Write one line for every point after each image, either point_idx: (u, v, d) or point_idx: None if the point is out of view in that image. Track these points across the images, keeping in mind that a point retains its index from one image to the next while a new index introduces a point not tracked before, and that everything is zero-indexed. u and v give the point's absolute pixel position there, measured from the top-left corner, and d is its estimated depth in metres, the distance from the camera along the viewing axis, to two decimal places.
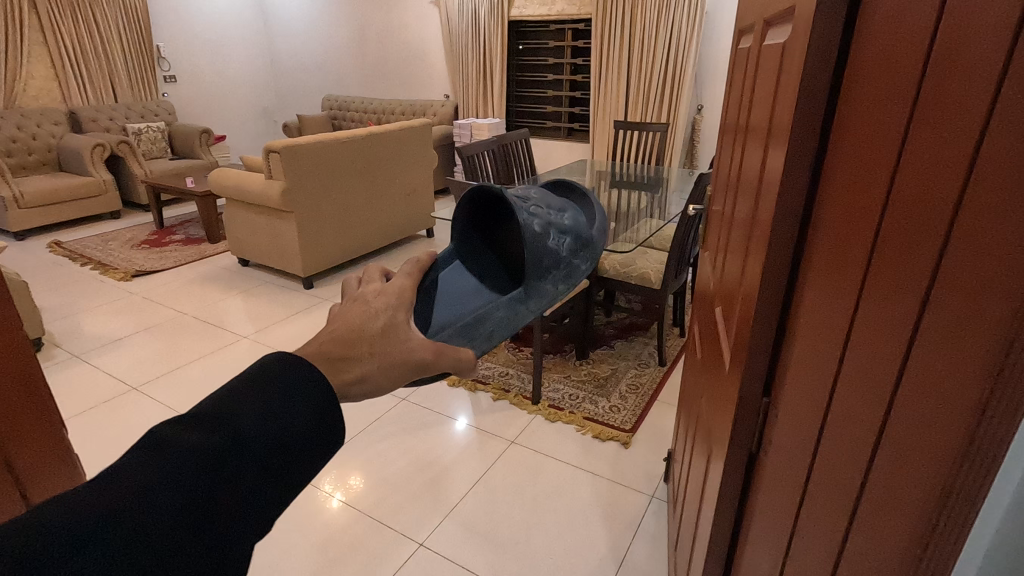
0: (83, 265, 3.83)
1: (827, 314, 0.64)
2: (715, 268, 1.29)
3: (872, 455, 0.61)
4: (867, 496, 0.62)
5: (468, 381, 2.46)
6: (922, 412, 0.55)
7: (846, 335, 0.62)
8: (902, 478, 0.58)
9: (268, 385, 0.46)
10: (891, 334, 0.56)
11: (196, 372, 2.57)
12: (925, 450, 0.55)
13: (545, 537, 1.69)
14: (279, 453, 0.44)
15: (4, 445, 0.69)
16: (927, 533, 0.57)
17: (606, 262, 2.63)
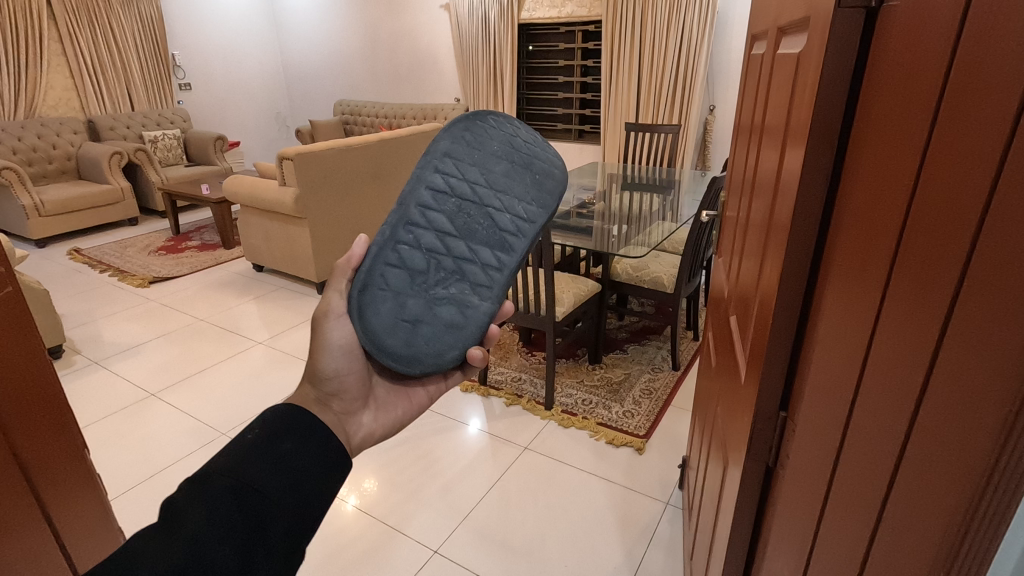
0: (101, 272, 3.89)
1: (850, 326, 0.64)
2: (730, 274, 1.29)
3: (893, 475, 0.59)
4: (887, 516, 0.60)
5: (480, 387, 2.46)
6: (940, 438, 0.53)
7: (865, 353, 0.62)
8: (921, 501, 0.56)
9: (278, 437, 0.64)
10: (913, 351, 0.55)
11: (212, 378, 2.60)
12: (944, 481, 0.53)
13: (559, 545, 1.68)
14: (287, 487, 0.61)
15: (60, 527, 0.72)
16: (948, 563, 0.55)
17: (618, 266, 2.62)
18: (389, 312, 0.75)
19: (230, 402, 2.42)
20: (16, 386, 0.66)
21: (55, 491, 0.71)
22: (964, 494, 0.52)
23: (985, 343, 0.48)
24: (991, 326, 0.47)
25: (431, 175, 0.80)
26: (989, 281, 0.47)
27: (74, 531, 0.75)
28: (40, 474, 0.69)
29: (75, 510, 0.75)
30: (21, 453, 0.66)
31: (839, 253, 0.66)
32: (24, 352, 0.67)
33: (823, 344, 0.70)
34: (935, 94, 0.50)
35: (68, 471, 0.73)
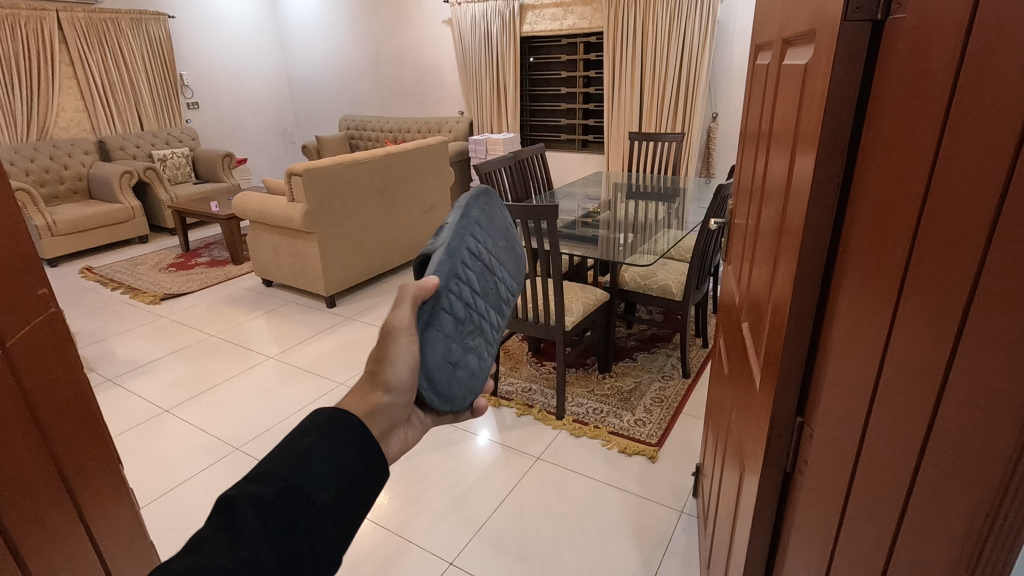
0: (114, 290, 3.94)
1: (864, 333, 0.65)
2: (740, 280, 1.30)
3: (912, 479, 0.60)
4: (909, 520, 0.61)
5: (491, 398, 2.46)
6: (959, 446, 0.54)
7: (881, 359, 0.62)
8: (942, 504, 0.56)
9: (324, 439, 0.58)
10: (927, 358, 0.56)
11: (225, 393, 2.62)
12: (967, 481, 0.54)
13: (574, 555, 1.68)
14: (323, 492, 0.56)
15: (113, 562, 0.75)
16: (972, 561, 0.55)
17: (626, 275, 2.63)
18: (439, 360, 0.71)
19: (244, 417, 2.43)
20: (64, 420, 0.67)
21: (96, 516, 0.72)
22: (982, 501, 0.52)
23: (1003, 343, 0.49)
24: (1007, 333, 0.48)
25: (468, 239, 0.77)
26: (1002, 290, 0.48)
27: (113, 552, 0.75)
28: (85, 501, 0.70)
29: (113, 541, 0.75)
30: (69, 481, 0.67)
31: (852, 260, 0.67)
32: (57, 383, 0.66)
33: (837, 350, 0.71)
34: (944, 100, 0.51)
35: (113, 503, 0.76)
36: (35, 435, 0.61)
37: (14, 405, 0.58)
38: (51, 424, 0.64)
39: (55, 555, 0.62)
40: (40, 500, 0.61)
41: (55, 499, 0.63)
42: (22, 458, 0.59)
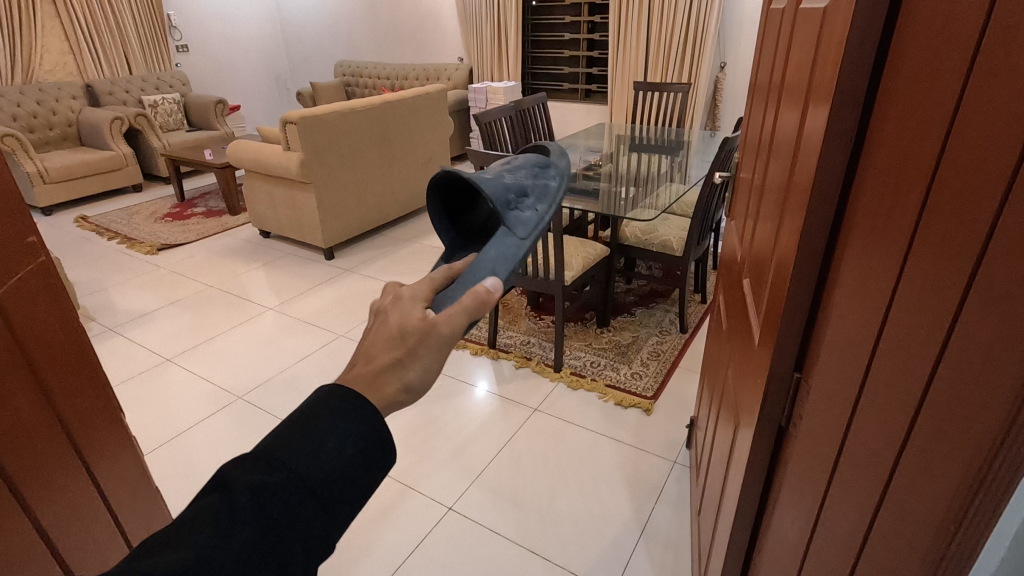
0: (110, 239, 3.91)
1: (868, 290, 0.64)
2: (743, 236, 1.28)
3: (907, 435, 0.60)
4: (900, 473, 0.62)
5: (490, 350, 2.49)
6: (956, 407, 0.54)
7: (884, 317, 0.62)
8: (935, 458, 0.57)
9: (334, 417, 0.53)
10: (931, 317, 0.56)
11: (225, 344, 2.64)
12: (963, 437, 0.54)
13: (570, 502, 1.73)
14: (324, 478, 0.51)
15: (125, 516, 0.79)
16: (959, 514, 0.56)
17: (627, 230, 2.60)
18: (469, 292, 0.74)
19: (245, 368, 2.45)
20: (72, 390, 0.69)
21: (97, 458, 0.73)
22: (975, 457, 0.53)
23: (1010, 302, 0.48)
24: (1014, 291, 0.47)
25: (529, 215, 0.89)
26: (1013, 248, 0.47)
27: (117, 495, 0.77)
28: (86, 444, 0.70)
29: (125, 498, 0.79)
30: (68, 425, 0.67)
31: (861, 216, 0.66)
32: (51, 328, 0.65)
33: (840, 309, 0.70)
34: (970, 49, 0.49)
35: (125, 463, 0.80)
36: (30, 377, 0.61)
37: (18, 373, 0.59)
38: (47, 369, 0.64)
39: (56, 496, 0.63)
40: (39, 444, 0.61)
41: (63, 461, 0.65)
42: (19, 400, 0.59)
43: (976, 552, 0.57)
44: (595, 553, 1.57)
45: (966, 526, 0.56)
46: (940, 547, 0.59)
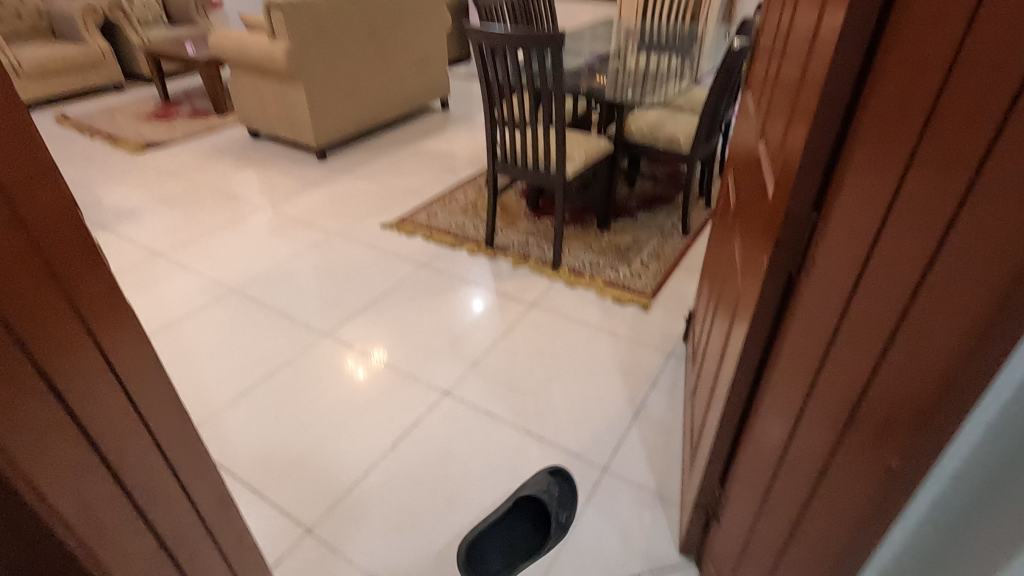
0: (92, 138, 3.76)
1: (906, 106, 0.61)
2: (758, 103, 1.21)
3: (935, 252, 0.60)
4: (924, 293, 0.62)
5: (488, 249, 2.44)
6: (996, 214, 0.53)
7: (921, 132, 0.59)
8: (963, 270, 0.57)
9: None
10: (977, 120, 0.53)
11: (217, 240, 2.58)
12: (999, 243, 0.53)
13: (566, 387, 1.75)
14: None
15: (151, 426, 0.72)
16: (985, 325, 0.56)
17: (632, 126, 2.48)
18: None
19: (238, 263, 2.41)
20: (85, 274, 0.60)
21: (108, 335, 0.64)
22: (1010, 263, 0.52)
23: None
24: None
25: None
26: None
27: (142, 395, 0.70)
28: (93, 322, 0.61)
29: (152, 401, 0.72)
30: (83, 314, 0.60)
31: (906, 27, 0.61)
32: (45, 184, 0.54)
33: (869, 141, 0.68)
34: None
35: (150, 363, 0.72)
36: (31, 253, 0.53)
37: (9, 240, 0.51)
38: (43, 235, 0.54)
39: (62, 378, 0.57)
40: (28, 325, 0.53)
41: (67, 344, 0.58)
42: (16, 274, 0.51)
43: (999, 365, 0.57)
44: (589, 434, 1.60)
45: (990, 337, 0.56)
46: (957, 363, 0.59)
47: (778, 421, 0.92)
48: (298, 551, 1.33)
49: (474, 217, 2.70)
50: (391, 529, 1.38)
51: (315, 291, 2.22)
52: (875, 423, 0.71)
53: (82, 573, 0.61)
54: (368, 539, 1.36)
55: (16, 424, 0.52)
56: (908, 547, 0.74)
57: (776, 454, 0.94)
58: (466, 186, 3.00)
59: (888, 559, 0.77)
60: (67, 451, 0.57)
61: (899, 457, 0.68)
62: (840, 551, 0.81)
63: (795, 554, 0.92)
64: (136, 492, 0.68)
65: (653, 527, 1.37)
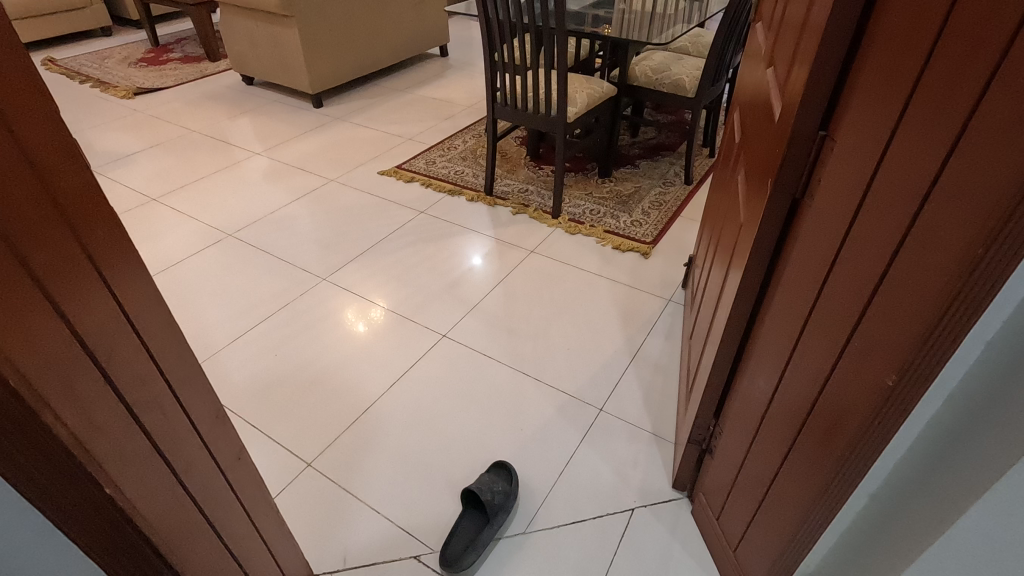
0: (82, 83, 3.65)
1: (920, 14, 0.58)
2: (768, 30, 1.15)
3: (938, 173, 0.57)
4: (924, 217, 0.60)
5: (487, 197, 2.41)
6: (1003, 130, 0.50)
7: (934, 42, 0.56)
8: (965, 192, 0.55)
9: None
10: (993, 27, 0.49)
11: (211, 186, 2.54)
12: (1001, 162, 0.50)
13: (563, 332, 1.75)
14: None
15: (171, 383, 0.67)
16: (980, 252, 0.54)
17: (637, 70, 2.40)
18: None
19: (234, 208, 2.38)
20: (92, 211, 0.54)
21: (115, 272, 0.57)
22: (1011, 183, 0.50)
23: None
24: None
25: None
26: None
27: (159, 348, 0.65)
28: (98, 257, 0.55)
29: (170, 353, 0.67)
30: (92, 259, 0.54)
31: None
32: (39, 96, 0.47)
33: (882, 50, 0.64)
34: None
35: (165, 314, 0.67)
36: (35, 187, 0.47)
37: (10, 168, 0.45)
38: (46, 165, 0.48)
39: (81, 319, 0.52)
40: (36, 256, 0.47)
41: (82, 285, 0.52)
42: (18, 209, 0.45)
43: (992, 296, 0.55)
44: (586, 375, 1.61)
45: (985, 264, 0.54)
46: (951, 290, 0.58)
47: (774, 351, 0.92)
48: (300, 481, 1.36)
49: (474, 165, 2.65)
50: (389, 463, 1.40)
51: (313, 236, 2.20)
52: (871, 344, 0.70)
53: (121, 534, 0.56)
54: (367, 472, 1.38)
55: (24, 350, 0.46)
56: (892, 477, 0.73)
57: (772, 384, 0.94)
58: (466, 134, 2.94)
59: (871, 492, 0.76)
60: (94, 403, 0.53)
61: (894, 376, 0.67)
62: (828, 478, 0.81)
63: (785, 481, 0.92)
64: (164, 447, 0.64)
65: (647, 463, 1.39)
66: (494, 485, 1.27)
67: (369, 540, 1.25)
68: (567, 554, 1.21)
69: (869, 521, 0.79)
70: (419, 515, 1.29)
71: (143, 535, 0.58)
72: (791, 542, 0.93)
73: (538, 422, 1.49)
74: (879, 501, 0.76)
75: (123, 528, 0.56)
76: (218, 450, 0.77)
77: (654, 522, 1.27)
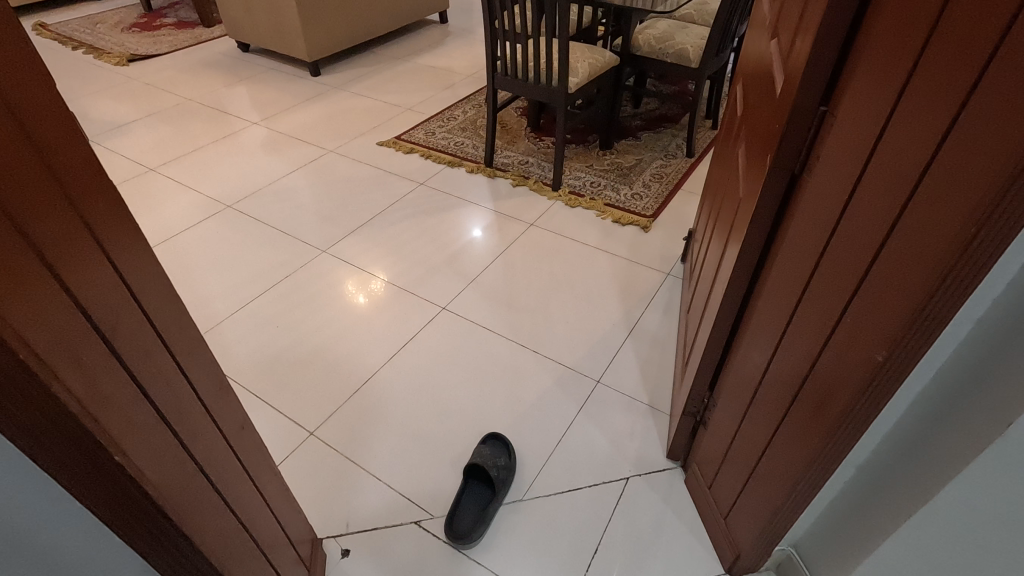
0: (75, 49, 3.58)
1: None
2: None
3: (935, 153, 0.57)
4: (920, 196, 0.60)
5: (487, 169, 2.39)
6: (999, 112, 0.50)
7: (937, 20, 0.55)
8: (959, 174, 0.55)
9: None
10: (995, 9, 0.49)
11: (208, 156, 2.52)
12: (996, 143, 0.51)
13: (562, 306, 1.76)
14: None
15: (176, 355, 0.68)
16: (973, 232, 0.55)
17: (640, 38, 2.35)
18: None
19: (233, 179, 2.37)
20: (91, 186, 0.54)
21: (115, 245, 0.58)
22: (1005, 165, 0.50)
23: None
24: None
25: None
26: None
27: (162, 319, 0.66)
28: (99, 229, 0.55)
29: (174, 324, 0.68)
30: (95, 232, 0.55)
31: None
32: (30, 73, 0.47)
33: (887, 20, 0.63)
34: None
35: (166, 286, 0.68)
36: (35, 161, 0.47)
37: (9, 143, 0.45)
38: (44, 139, 0.48)
39: (84, 290, 0.53)
40: (38, 229, 0.48)
41: (85, 257, 0.53)
42: (19, 184, 0.46)
43: (982, 273, 0.56)
44: (584, 348, 1.63)
45: (978, 244, 0.55)
46: (945, 269, 0.58)
47: (769, 326, 0.93)
48: (303, 450, 1.39)
49: (474, 136, 2.62)
50: (390, 432, 1.43)
51: (312, 208, 2.20)
52: (864, 320, 0.70)
53: (131, 500, 0.58)
54: (370, 441, 1.41)
55: (32, 326, 0.47)
56: (879, 450, 0.79)
57: (765, 357, 0.95)
58: (465, 104, 2.90)
59: (859, 464, 0.83)
60: (104, 374, 0.55)
61: (884, 352, 0.68)
62: (815, 450, 0.83)
63: (774, 454, 0.95)
64: (170, 416, 0.65)
65: (643, 434, 1.42)
66: (497, 460, 1.30)
67: (371, 507, 1.28)
68: (562, 520, 1.25)
69: (855, 490, 0.86)
70: (419, 485, 1.32)
71: (154, 503, 0.60)
72: (779, 511, 0.96)
73: (537, 393, 1.51)
74: (864, 473, 0.83)
75: (138, 496, 0.58)
76: (222, 420, 0.79)
77: (648, 491, 1.30)
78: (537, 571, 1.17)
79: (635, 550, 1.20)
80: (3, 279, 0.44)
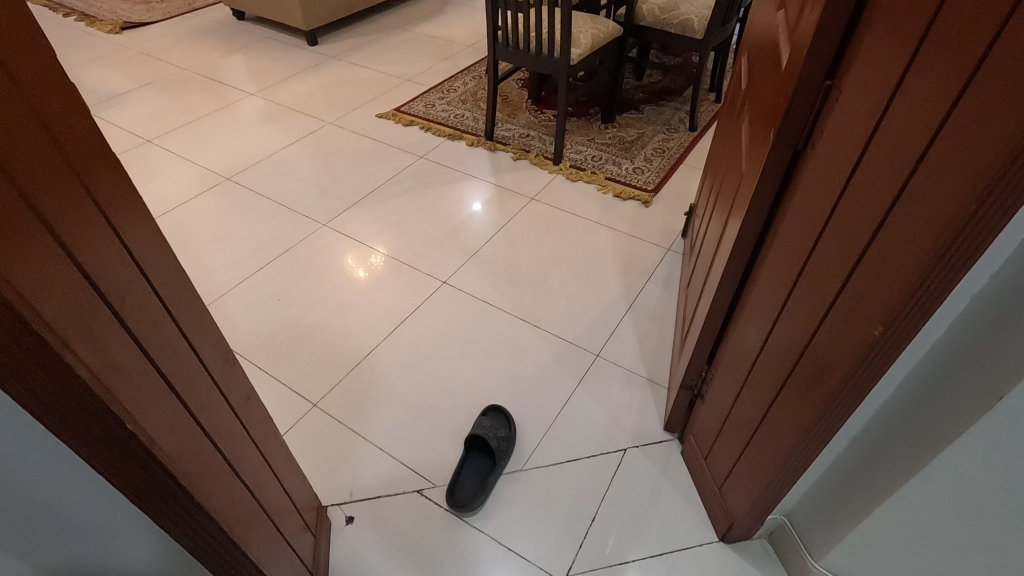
0: (66, 16, 3.50)
1: None
2: None
3: (937, 131, 0.57)
4: (921, 172, 0.60)
5: (487, 142, 2.37)
6: (1003, 90, 0.50)
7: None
8: (961, 151, 0.55)
9: None
10: None
11: (205, 128, 2.49)
12: (998, 119, 0.51)
13: (563, 281, 1.77)
14: None
15: (183, 327, 0.69)
16: (972, 208, 0.55)
17: (644, 8, 2.30)
18: None
19: (231, 151, 2.34)
20: (96, 159, 0.54)
21: (120, 217, 0.58)
22: (1006, 141, 0.50)
23: None
24: None
25: None
26: None
27: (169, 291, 0.67)
28: (105, 202, 0.56)
29: (180, 297, 0.69)
30: (100, 206, 0.55)
31: None
32: (32, 43, 0.47)
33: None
34: None
35: (172, 259, 0.68)
36: (39, 133, 0.47)
37: (15, 115, 0.45)
38: (49, 112, 0.49)
39: (93, 264, 0.54)
40: (47, 200, 0.48)
41: (92, 229, 0.54)
42: (26, 156, 0.46)
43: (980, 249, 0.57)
44: (584, 322, 1.65)
45: (978, 220, 0.55)
46: (944, 245, 0.59)
47: (768, 301, 0.94)
48: (306, 422, 1.41)
49: (474, 108, 2.59)
50: (392, 404, 1.45)
51: (312, 181, 2.18)
52: (861, 296, 0.71)
53: (145, 467, 0.60)
54: (372, 413, 1.43)
55: (44, 298, 0.47)
56: (872, 423, 0.81)
57: (764, 332, 0.96)
58: (466, 75, 2.85)
59: (852, 436, 0.85)
60: (115, 346, 0.56)
61: (880, 326, 0.69)
62: (810, 423, 0.84)
63: (770, 426, 0.97)
64: (180, 387, 0.67)
65: (641, 407, 1.44)
66: (497, 430, 1.33)
67: (374, 476, 1.31)
68: (560, 490, 1.28)
69: (848, 461, 0.88)
70: (421, 454, 1.35)
71: (167, 470, 0.62)
72: (773, 480, 0.98)
73: (536, 366, 1.53)
74: (857, 445, 0.85)
75: (150, 462, 0.60)
76: (229, 390, 0.81)
77: (645, 461, 1.33)
78: (536, 537, 1.20)
79: (631, 518, 1.23)
80: (15, 249, 0.45)
